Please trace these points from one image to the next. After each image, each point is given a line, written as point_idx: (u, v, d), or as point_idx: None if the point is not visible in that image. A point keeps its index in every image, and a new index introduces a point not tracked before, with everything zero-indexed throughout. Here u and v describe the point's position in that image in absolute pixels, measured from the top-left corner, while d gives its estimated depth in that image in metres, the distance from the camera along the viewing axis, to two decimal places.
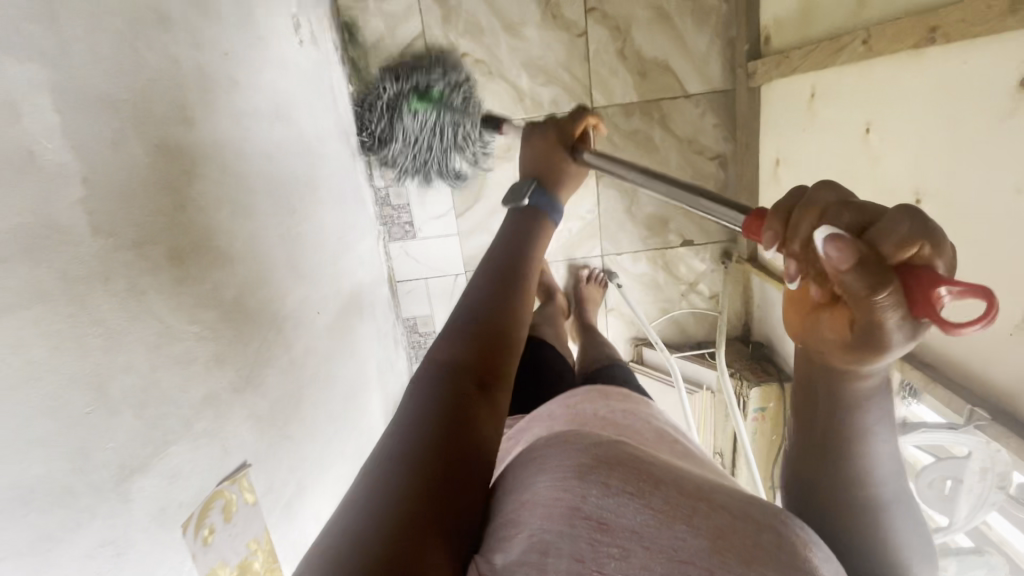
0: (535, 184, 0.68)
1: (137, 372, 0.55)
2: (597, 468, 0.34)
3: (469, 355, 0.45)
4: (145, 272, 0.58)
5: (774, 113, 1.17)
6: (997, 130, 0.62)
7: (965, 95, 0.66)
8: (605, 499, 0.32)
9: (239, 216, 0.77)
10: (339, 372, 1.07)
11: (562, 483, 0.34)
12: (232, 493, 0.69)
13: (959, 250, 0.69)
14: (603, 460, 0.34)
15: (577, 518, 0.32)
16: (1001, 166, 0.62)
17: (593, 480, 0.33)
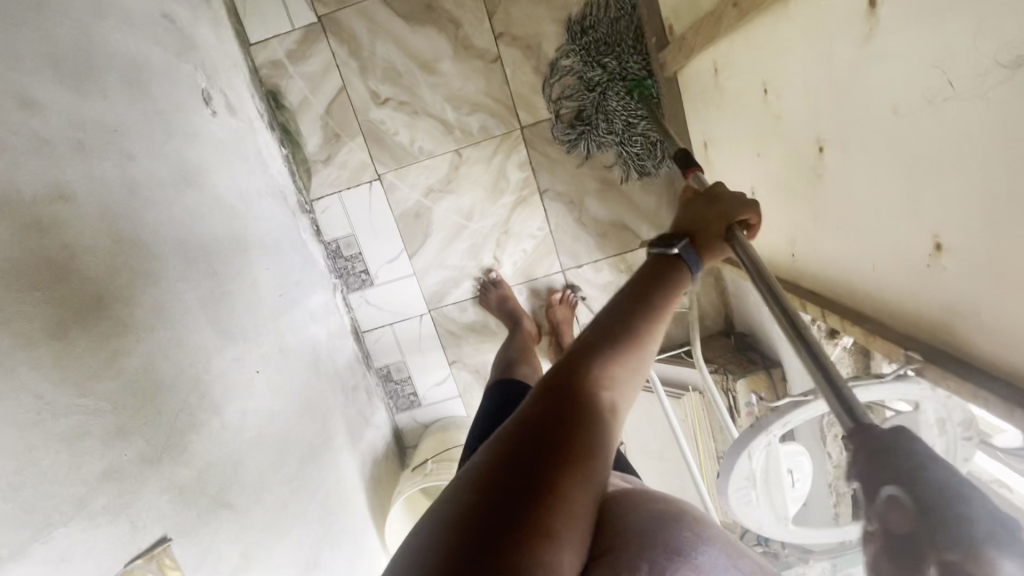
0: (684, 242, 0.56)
1: (8, 453, 0.53)
2: (676, 511, 0.48)
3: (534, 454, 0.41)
4: (15, 349, 0.57)
5: (692, 99, 1.15)
6: (863, 56, 0.58)
7: (828, 32, 0.63)
8: (703, 549, 0.44)
9: (144, 283, 0.77)
10: (292, 431, 1.03)
11: (665, 525, 0.45)
12: (147, 573, 0.64)
13: (865, 191, 0.63)
14: (694, 522, 0.47)
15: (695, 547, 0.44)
16: (874, 95, 0.58)
17: (700, 535, 0.46)
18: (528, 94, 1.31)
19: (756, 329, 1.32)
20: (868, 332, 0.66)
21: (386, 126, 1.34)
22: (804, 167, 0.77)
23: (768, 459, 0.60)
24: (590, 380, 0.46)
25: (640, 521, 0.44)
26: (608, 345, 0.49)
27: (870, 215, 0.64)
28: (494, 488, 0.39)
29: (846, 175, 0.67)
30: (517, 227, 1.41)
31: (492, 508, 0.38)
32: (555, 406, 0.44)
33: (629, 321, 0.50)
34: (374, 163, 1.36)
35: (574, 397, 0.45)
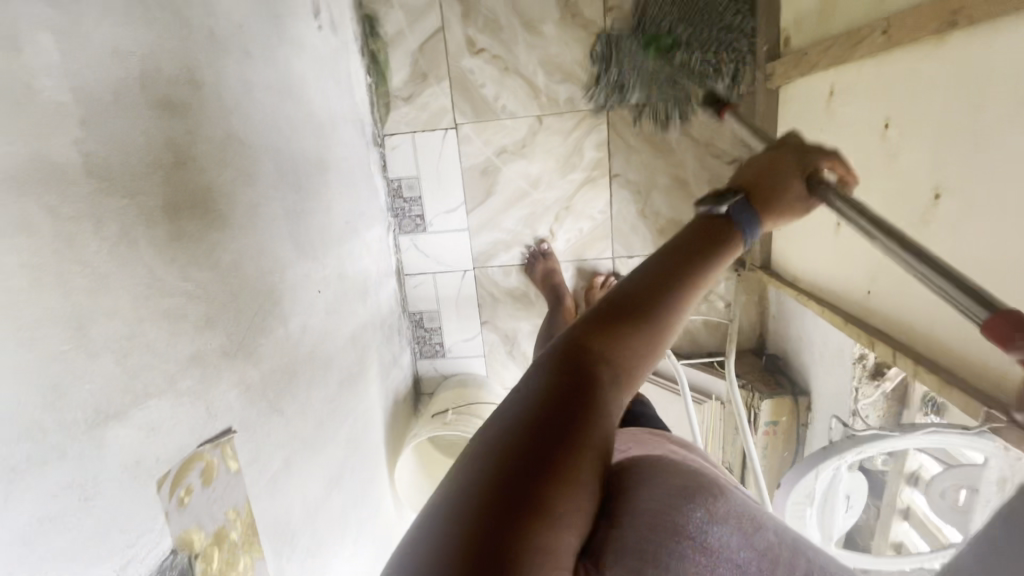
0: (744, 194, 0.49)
1: (122, 320, 0.55)
2: (685, 481, 0.46)
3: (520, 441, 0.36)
4: (140, 222, 0.58)
5: (793, 113, 1.12)
6: (1020, 118, 0.58)
7: (986, 84, 0.62)
8: (714, 526, 0.44)
9: (244, 183, 0.78)
10: (336, 355, 1.05)
11: (675, 501, 0.43)
12: (213, 457, 0.67)
13: (980, 246, 0.64)
14: (705, 492, 0.45)
15: (687, 539, 0.42)
16: (1021, 158, 0.58)
17: (705, 505, 0.44)
18: (623, 75, 1.29)
19: (789, 353, 1.34)
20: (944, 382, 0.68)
21: (475, 76, 1.33)
22: (908, 211, 0.77)
23: (832, 482, 0.62)
24: (593, 356, 0.40)
25: (650, 500, 0.43)
26: (625, 324, 0.42)
27: (981, 274, 0.65)
28: (480, 484, 0.35)
29: (962, 230, 0.67)
30: (579, 205, 1.41)
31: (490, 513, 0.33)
32: (554, 396, 0.38)
33: (643, 299, 0.43)
34: (454, 111, 1.35)
35: (580, 374, 0.39)
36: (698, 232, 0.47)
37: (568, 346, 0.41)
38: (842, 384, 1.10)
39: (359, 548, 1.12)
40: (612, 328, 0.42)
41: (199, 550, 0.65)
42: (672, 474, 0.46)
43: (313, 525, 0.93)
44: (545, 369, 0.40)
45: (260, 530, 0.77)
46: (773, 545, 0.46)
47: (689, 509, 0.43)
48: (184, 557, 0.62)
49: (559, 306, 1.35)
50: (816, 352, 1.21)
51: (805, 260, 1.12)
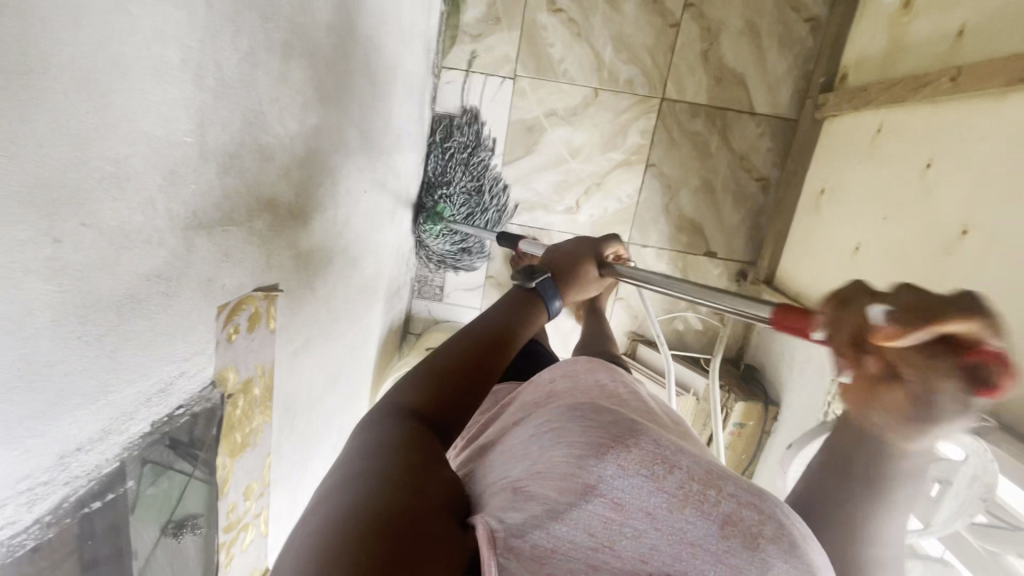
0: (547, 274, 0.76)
1: (230, 134, 0.55)
2: (594, 431, 0.43)
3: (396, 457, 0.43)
4: (264, 48, 0.58)
5: (832, 146, 1.22)
6: None
7: None
8: (622, 478, 0.41)
9: (340, 52, 0.77)
10: (361, 261, 1.05)
11: (579, 461, 0.41)
12: (260, 306, 0.67)
13: (994, 278, 0.73)
14: (622, 441, 0.42)
15: (596, 498, 0.40)
16: None
17: (617, 460, 0.41)
18: (684, 71, 1.35)
19: (766, 367, 1.43)
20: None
21: (547, 34, 1.35)
22: (932, 243, 0.87)
23: None
24: (444, 393, 0.54)
25: (557, 464, 0.42)
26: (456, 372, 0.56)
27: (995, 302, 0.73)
28: (353, 493, 0.39)
29: (979, 262, 0.77)
30: (610, 184, 1.45)
31: (384, 502, 0.39)
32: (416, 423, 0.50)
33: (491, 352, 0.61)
34: (517, 61, 1.37)
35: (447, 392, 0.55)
36: (520, 298, 0.71)
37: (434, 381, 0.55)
38: (816, 399, 1.20)
39: (333, 456, 1.12)
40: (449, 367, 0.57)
41: (232, 392, 0.64)
42: (583, 424, 0.44)
43: (310, 415, 0.93)
44: (403, 411, 0.50)
45: (275, 398, 0.77)
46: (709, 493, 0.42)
47: (597, 464, 0.41)
48: (218, 393, 0.62)
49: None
50: (794, 368, 1.30)
51: (810, 280, 1.22)
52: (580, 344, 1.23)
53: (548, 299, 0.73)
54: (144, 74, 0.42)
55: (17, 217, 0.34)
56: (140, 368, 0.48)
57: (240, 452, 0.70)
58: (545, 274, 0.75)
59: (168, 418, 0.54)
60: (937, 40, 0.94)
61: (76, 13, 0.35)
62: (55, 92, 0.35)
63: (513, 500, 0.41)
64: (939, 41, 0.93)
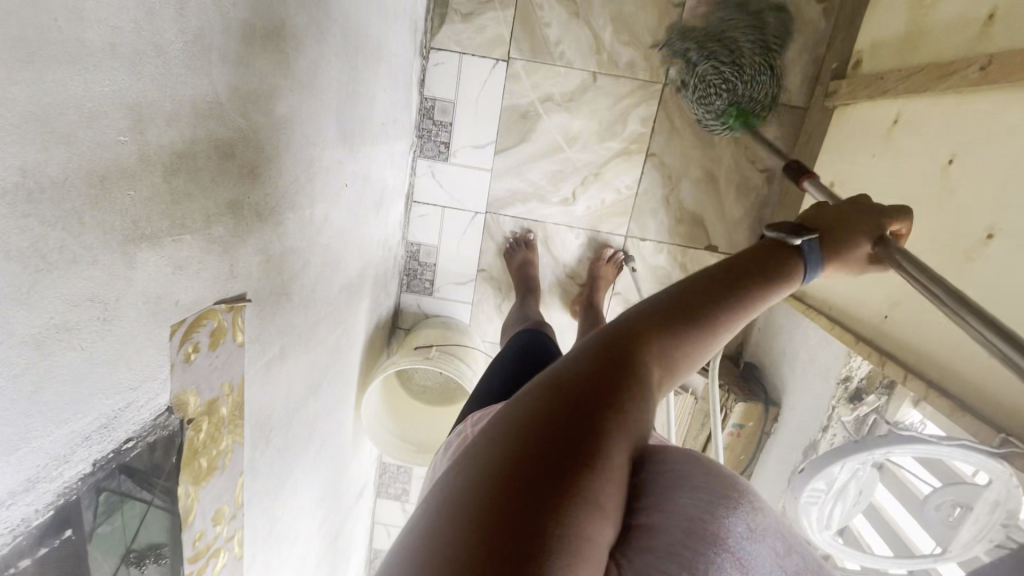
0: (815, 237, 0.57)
1: (179, 130, 0.47)
2: (724, 481, 0.43)
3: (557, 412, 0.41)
4: (218, 30, 0.50)
5: (843, 137, 1.15)
6: None
7: None
8: (748, 539, 0.41)
9: (314, 34, 0.69)
10: (343, 259, 0.98)
11: (716, 509, 0.41)
12: (224, 319, 0.60)
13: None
14: (748, 500, 0.43)
15: (727, 548, 0.39)
16: None
17: (747, 518, 0.42)
18: None
19: (767, 365, 1.39)
20: (957, 408, 0.73)
21: (543, 13, 1.26)
22: (954, 245, 0.81)
23: (851, 477, 0.66)
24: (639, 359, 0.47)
25: (684, 504, 0.41)
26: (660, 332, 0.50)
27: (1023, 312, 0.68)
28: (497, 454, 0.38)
29: (1007, 268, 0.71)
30: (608, 174, 1.38)
31: (511, 474, 0.37)
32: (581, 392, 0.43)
33: (695, 313, 0.51)
34: (510, 43, 1.29)
35: (620, 368, 0.46)
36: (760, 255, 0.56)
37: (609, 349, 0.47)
38: (819, 402, 1.15)
39: (317, 463, 1.06)
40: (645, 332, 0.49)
41: (193, 415, 0.58)
42: (710, 470, 0.44)
43: (288, 427, 0.87)
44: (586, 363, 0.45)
45: (245, 415, 0.71)
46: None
47: (731, 515, 0.41)
48: (176, 419, 0.56)
49: (531, 292, 1.34)
50: (797, 368, 1.26)
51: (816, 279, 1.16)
52: None
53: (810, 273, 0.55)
54: (58, 63, 0.35)
55: None
56: (74, 405, 0.42)
57: (206, 478, 0.64)
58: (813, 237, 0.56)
59: (115, 453, 0.48)
60: (964, 25, 0.87)
61: None
62: None
63: (641, 535, 0.40)
64: (966, 26, 0.86)
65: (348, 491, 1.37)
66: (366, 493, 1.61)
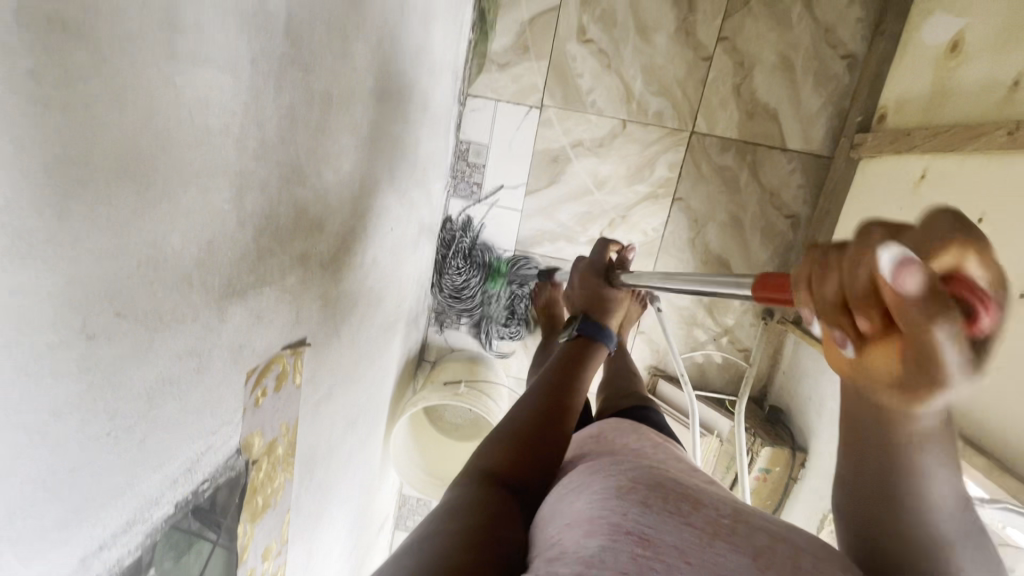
0: (581, 318, 0.93)
1: (267, 193, 0.51)
2: (627, 482, 0.46)
3: (502, 460, 0.55)
4: (303, 99, 0.54)
5: (870, 188, 1.18)
6: None
7: None
8: (646, 515, 0.40)
9: (378, 97, 0.75)
10: (385, 300, 1.02)
11: (608, 503, 0.43)
12: (288, 363, 0.63)
13: None
14: (639, 487, 0.44)
15: (625, 532, 0.39)
16: None
17: (638, 502, 0.42)
18: (715, 104, 1.32)
19: (793, 409, 1.39)
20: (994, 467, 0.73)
21: (576, 64, 1.32)
22: None
23: None
24: (545, 418, 0.63)
25: (588, 509, 0.43)
26: (557, 405, 0.66)
27: None
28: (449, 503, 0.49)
29: None
30: (634, 216, 1.42)
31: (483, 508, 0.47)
32: (508, 455, 0.56)
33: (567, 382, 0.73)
34: (544, 91, 1.35)
35: (544, 423, 0.62)
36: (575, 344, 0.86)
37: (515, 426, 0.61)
38: None
39: (349, 497, 1.08)
40: (541, 400, 0.67)
41: (256, 457, 0.61)
42: (606, 479, 0.48)
43: (328, 463, 0.90)
44: (508, 428, 0.61)
45: (296, 452, 0.73)
46: (729, 533, 0.40)
47: (624, 505, 0.42)
48: (242, 460, 0.58)
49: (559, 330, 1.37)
50: (825, 414, 1.26)
51: None
52: (602, 386, 1.19)
53: (604, 337, 0.89)
54: (186, 146, 0.39)
55: (47, 320, 0.30)
56: (166, 451, 0.44)
57: (261, 515, 0.66)
58: (581, 319, 0.93)
59: (191, 495, 0.50)
60: (988, 89, 0.91)
61: (122, 90, 0.32)
62: (95, 176, 0.32)
63: (546, 551, 0.42)
64: (990, 92, 0.90)
65: (372, 524, 1.38)
66: (387, 526, 1.62)
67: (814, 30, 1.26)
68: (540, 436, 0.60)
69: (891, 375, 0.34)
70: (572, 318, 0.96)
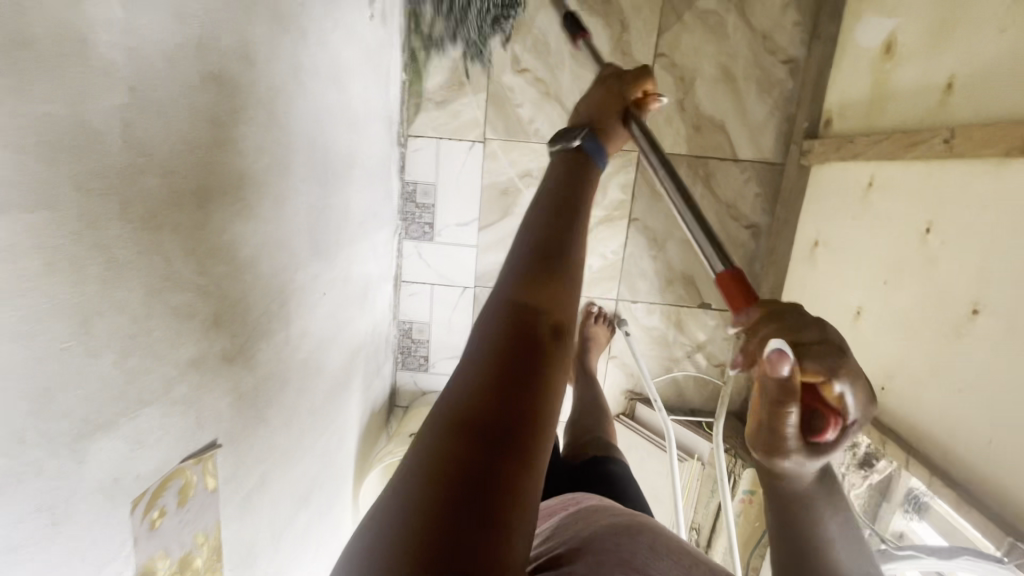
0: (587, 132, 0.61)
1: (130, 314, 0.48)
2: None
3: (470, 394, 0.38)
4: (168, 204, 0.51)
5: (822, 196, 1.15)
6: None
7: None
8: None
9: (277, 170, 0.71)
10: (327, 364, 0.98)
11: None
12: (193, 474, 0.60)
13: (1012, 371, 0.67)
14: None
15: None
16: None
17: None
18: (661, 122, 1.29)
19: None
20: (962, 500, 0.69)
21: (514, 94, 1.29)
22: (939, 317, 0.80)
23: None
24: (532, 320, 0.42)
25: None
26: (546, 291, 0.45)
27: (1013, 398, 0.66)
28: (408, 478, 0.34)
29: (995, 349, 0.70)
30: (592, 242, 1.38)
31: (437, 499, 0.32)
32: (483, 387, 0.38)
33: (566, 241, 0.49)
34: (485, 125, 1.31)
35: (530, 339, 0.41)
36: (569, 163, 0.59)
37: (496, 332, 0.41)
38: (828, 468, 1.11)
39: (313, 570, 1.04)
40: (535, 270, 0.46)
41: None
42: None
43: (276, 548, 0.85)
44: (490, 334, 0.41)
45: (224, 554, 0.69)
46: None
47: None
48: None
49: None
50: None
51: None
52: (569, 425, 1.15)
53: (597, 158, 0.60)
54: None
55: None
56: None
57: None
58: (586, 132, 0.61)
59: None
60: (925, 92, 0.87)
61: None
62: None
63: None
64: (926, 96, 0.87)
65: None
66: None
67: (751, 38, 1.23)
68: (529, 361, 0.40)
69: (756, 419, 0.46)
70: (570, 129, 0.63)
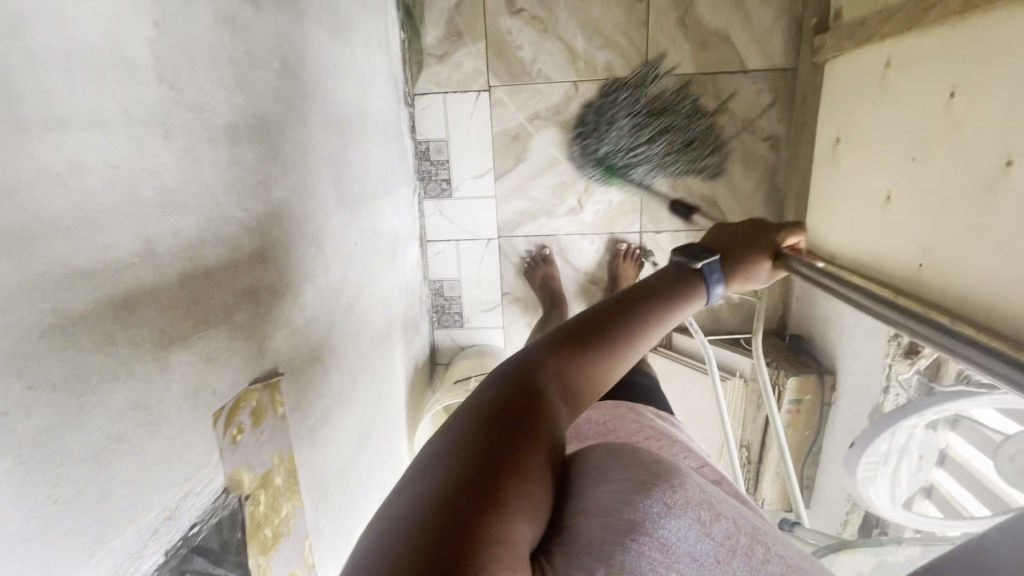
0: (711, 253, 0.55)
1: (186, 238, 0.52)
2: (640, 466, 0.38)
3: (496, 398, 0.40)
4: (204, 139, 0.55)
5: (839, 90, 1.12)
6: None
7: None
8: (668, 515, 0.35)
9: (295, 117, 0.74)
10: (367, 313, 1.03)
11: (630, 490, 0.36)
12: (261, 396, 0.64)
13: None
14: (666, 476, 0.37)
15: (642, 534, 0.34)
16: None
17: (664, 495, 0.36)
18: (663, 43, 1.27)
19: (814, 334, 1.33)
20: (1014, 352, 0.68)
21: (512, 38, 1.30)
22: (973, 178, 0.78)
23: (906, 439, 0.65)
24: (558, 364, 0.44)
25: (604, 498, 0.37)
26: (588, 344, 0.46)
27: None
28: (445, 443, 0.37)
29: None
30: (609, 176, 1.38)
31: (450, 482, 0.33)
32: (504, 403, 0.39)
33: (622, 308, 0.49)
34: (488, 73, 1.32)
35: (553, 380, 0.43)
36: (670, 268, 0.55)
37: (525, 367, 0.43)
38: (874, 363, 1.10)
39: None
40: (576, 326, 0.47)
41: (249, 491, 0.62)
42: (625, 464, 0.39)
43: (345, 483, 0.91)
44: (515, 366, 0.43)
45: (300, 478, 0.74)
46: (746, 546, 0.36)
47: (642, 498, 0.35)
48: (234, 497, 0.60)
49: (558, 306, 1.35)
50: (844, 331, 1.20)
51: (842, 239, 1.12)
52: None
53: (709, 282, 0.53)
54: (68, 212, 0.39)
55: None
56: (135, 506, 0.46)
57: (274, 546, 0.68)
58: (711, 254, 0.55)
59: (183, 540, 0.52)
60: None
61: None
62: None
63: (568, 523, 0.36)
64: None
65: None
66: None
67: None
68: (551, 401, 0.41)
69: None
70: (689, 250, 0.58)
